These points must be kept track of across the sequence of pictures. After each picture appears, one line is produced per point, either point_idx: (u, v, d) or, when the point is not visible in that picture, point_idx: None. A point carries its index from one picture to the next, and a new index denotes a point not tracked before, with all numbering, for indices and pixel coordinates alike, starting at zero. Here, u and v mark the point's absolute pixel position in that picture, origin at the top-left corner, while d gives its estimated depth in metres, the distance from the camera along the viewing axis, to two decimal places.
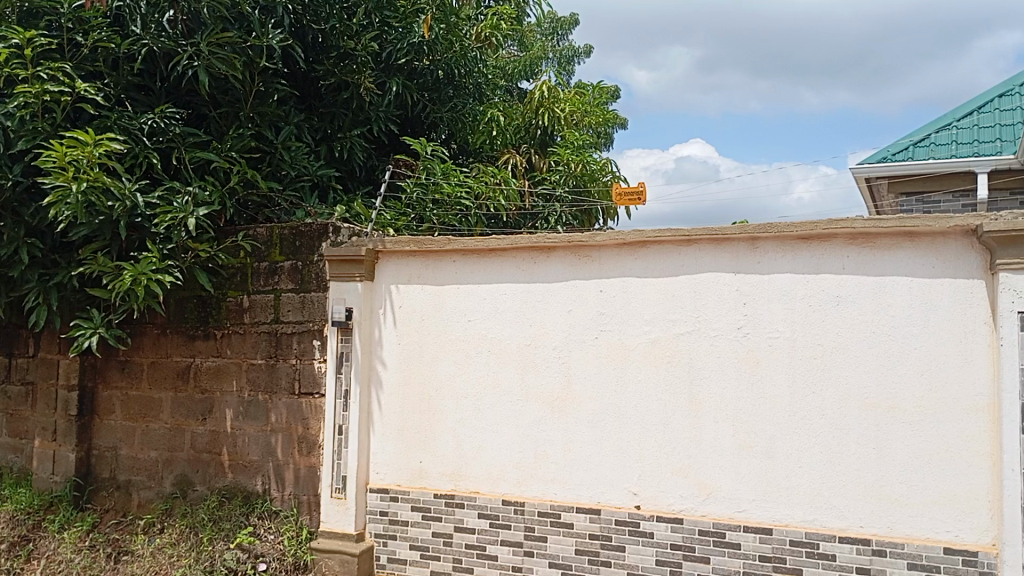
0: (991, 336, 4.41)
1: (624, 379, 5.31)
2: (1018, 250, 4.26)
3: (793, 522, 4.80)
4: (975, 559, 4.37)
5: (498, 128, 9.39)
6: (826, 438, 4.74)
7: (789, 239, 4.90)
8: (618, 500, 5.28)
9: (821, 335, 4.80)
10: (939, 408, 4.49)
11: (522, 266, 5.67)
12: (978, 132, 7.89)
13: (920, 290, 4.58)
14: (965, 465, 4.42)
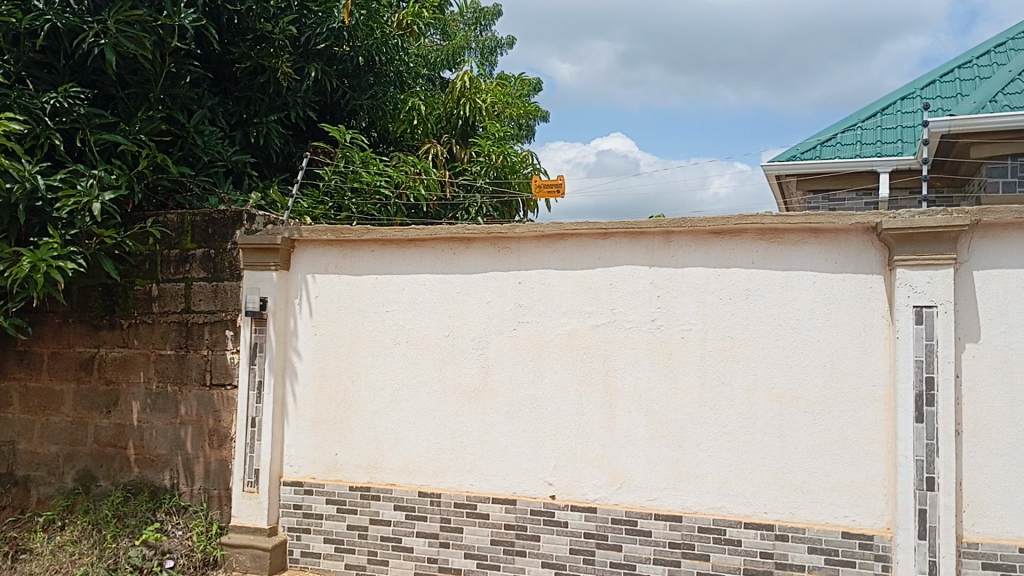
0: (888, 329, 4.61)
1: (541, 369, 5.36)
2: (913, 247, 4.46)
3: (702, 509, 4.94)
4: (871, 543, 4.57)
5: (419, 117, 9.24)
6: (734, 428, 4.89)
7: (701, 233, 5.01)
8: (533, 490, 5.33)
9: (730, 327, 4.93)
10: (839, 397, 4.69)
11: (441, 257, 5.66)
12: (881, 133, 8.22)
13: (824, 285, 4.76)
14: (863, 453, 4.63)
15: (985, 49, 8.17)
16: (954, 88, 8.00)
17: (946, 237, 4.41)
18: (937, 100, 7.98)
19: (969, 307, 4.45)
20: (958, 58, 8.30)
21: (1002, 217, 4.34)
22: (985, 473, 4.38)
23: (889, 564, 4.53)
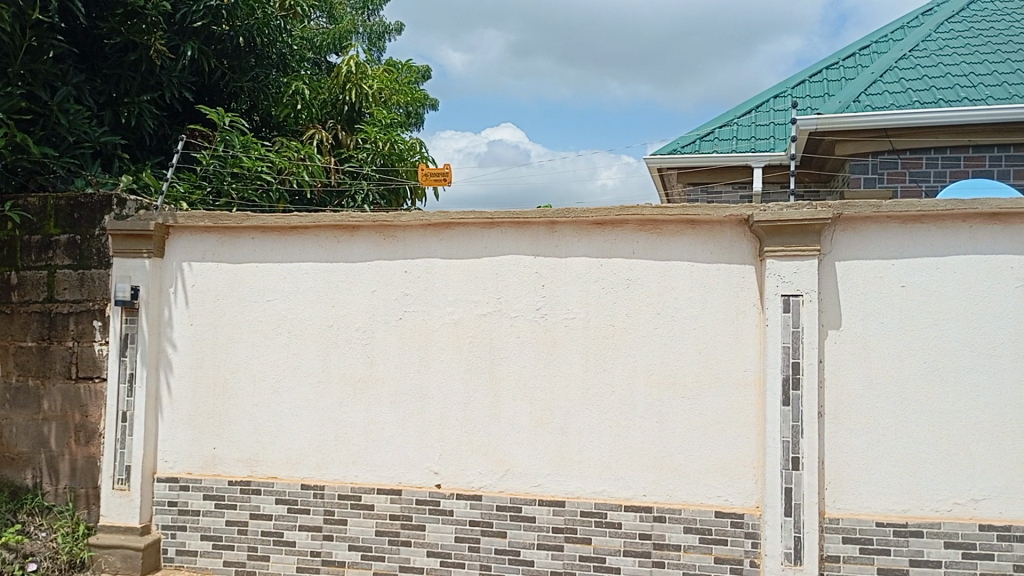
0: (759, 317, 4.83)
1: (426, 358, 5.34)
2: (782, 239, 4.68)
3: (584, 493, 5.04)
4: (742, 521, 4.79)
5: (303, 101, 9.09)
6: (615, 414, 5.01)
7: (585, 223, 5.10)
8: (419, 479, 5.31)
9: (612, 316, 5.05)
10: (713, 382, 4.88)
11: (325, 245, 5.54)
12: (756, 129, 8.57)
13: (701, 274, 4.93)
14: (736, 436, 4.84)
15: (850, 52, 8.63)
16: (822, 87, 8.40)
17: (812, 230, 4.64)
18: (807, 98, 8.36)
19: (833, 295, 4.71)
20: (826, 60, 8.74)
21: (862, 211, 4.61)
22: (846, 452, 4.66)
23: (757, 541, 4.76)
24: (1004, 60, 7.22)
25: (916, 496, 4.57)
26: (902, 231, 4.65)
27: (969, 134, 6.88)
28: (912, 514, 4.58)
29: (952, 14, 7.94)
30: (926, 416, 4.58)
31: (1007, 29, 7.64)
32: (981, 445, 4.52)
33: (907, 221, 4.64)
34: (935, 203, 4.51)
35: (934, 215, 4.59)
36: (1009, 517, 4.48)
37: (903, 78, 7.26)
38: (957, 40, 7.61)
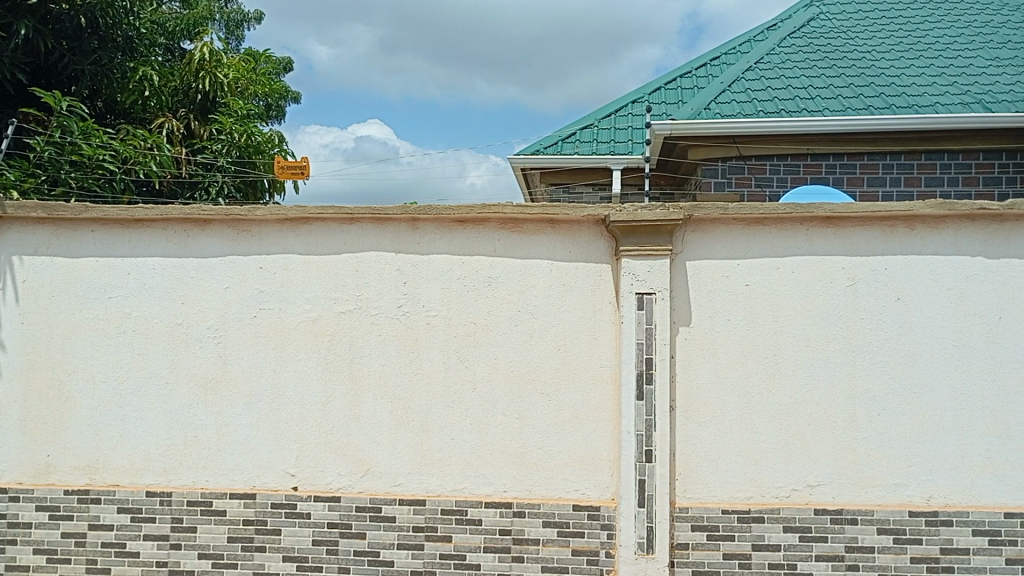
0: (614, 314, 4.96)
1: (283, 357, 5.17)
2: (637, 239, 4.84)
3: (444, 491, 5.02)
4: (598, 513, 4.91)
5: (152, 88, 8.65)
6: (476, 411, 5.03)
7: (446, 221, 5.08)
8: (274, 482, 5.14)
9: (473, 313, 5.05)
10: (571, 377, 4.98)
11: (174, 240, 5.27)
12: (615, 132, 8.83)
13: (560, 272, 5.01)
14: (593, 430, 4.95)
15: (703, 61, 9.02)
16: (677, 94, 8.73)
17: (664, 230, 4.82)
18: (662, 104, 8.68)
19: (683, 293, 4.90)
20: (681, 68, 9.09)
21: (710, 213, 4.82)
22: (695, 444, 4.87)
23: (613, 532, 4.89)
24: (840, 75, 7.73)
25: (758, 484, 4.83)
26: (746, 233, 4.89)
27: (808, 142, 7.36)
28: (754, 501, 4.83)
29: (794, 29, 8.43)
30: (767, 408, 4.84)
31: (843, 45, 8.18)
32: (816, 434, 4.82)
33: (751, 224, 4.88)
34: (776, 207, 4.77)
35: (775, 218, 4.85)
36: (841, 501, 4.79)
37: (750, 88, 7.66)
38: (799, 54, 8.09)
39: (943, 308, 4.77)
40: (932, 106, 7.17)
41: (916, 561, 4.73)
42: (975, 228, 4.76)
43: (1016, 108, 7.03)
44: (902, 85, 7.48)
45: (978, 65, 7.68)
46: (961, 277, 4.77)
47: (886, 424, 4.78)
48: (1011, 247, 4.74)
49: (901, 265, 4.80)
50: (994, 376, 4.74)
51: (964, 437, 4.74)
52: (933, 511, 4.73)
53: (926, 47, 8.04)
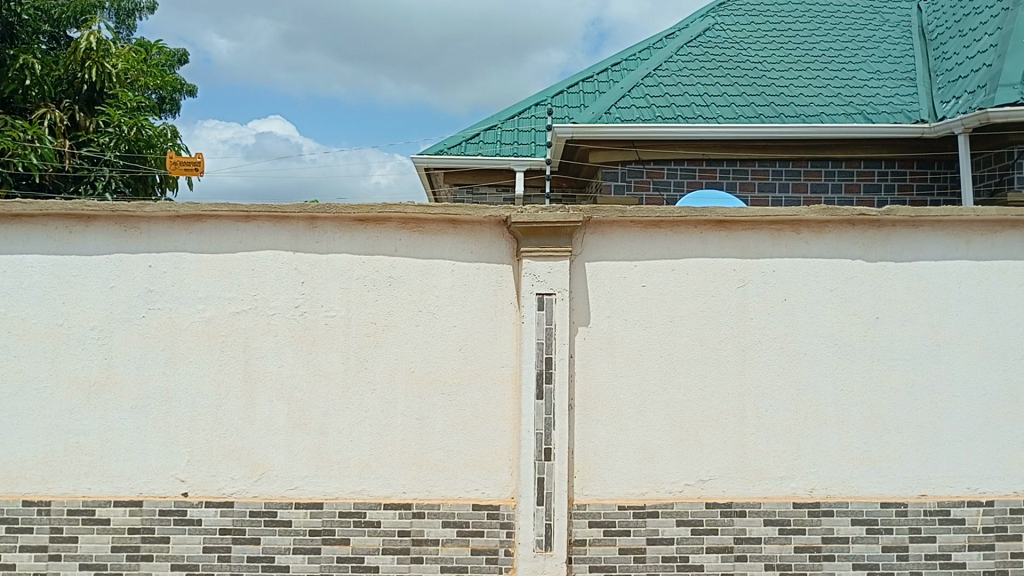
0: (515, 314, 5.00)
1: (174, 358, 4.98)
2: (537, 240, 4.89)
3: (342, 494, 4.95)
4: (497, 512, 4.93)
5: (33, 77, 8.14)
6: (376, 412, 4.97)
7: (346, 220, 5.00)
8: (163, 488, 4.95)
9: (373, 313, 5.00)
10: (471, 377, 4.98)
11: (55, 235, 5.00)
12: (519, 134, 8.89)
13: (461, 272, 5.01)
14: (493, 430, 4.97)
15: (604, 66, 9.19)
16: (579, 98, 8.86)
17: (564, 232, 4.88)
18: (565, 108, 8.80)
19: (582, 294, 4.98)
20: (584, 72, 9.23)
21: (609, 215, 4.90)
22: (593, 442, 4.95)
23: (512, 531, 4.92)
24: (733, 84, 8.00)
25: (652, 480, 4.95)
26: (643, 235, 5.00)
27: (703, 148, 7.60)
28: (649, 496, 4.95)
29: (691, 38, 8.69)
30: (661, 405, 4.97)
31: (737, 55, 8.48)
32: (708, 430, 4.97)
33: (648, 226, 4.99)
34: (672, 210, 4.90)
35: (670, 221, 4.98)
36: (730, 495, 4.96)
37: (649, 94, 7.84)
38: (695, 62, 8.34)
39: (826, 308, 5.00)
40: (818, 116, 7.51)
41: (799, 551, 4.95)
42: (855, 232, 5.01)
43: (895, 120, 7.43)
44: (790, 95, 7.80)
45: (860, 78, 8.09)
46: (842, 279, 5.01)
47: (773, 420, 4.98)
48: (887, 251, 5.01)
49: (788, 267, 5.01)
50: (872, 373, 5.00)
51: (844, 431, 4.99)
52: (816, 502, 4.95)
53: (813, 59, 8.41)
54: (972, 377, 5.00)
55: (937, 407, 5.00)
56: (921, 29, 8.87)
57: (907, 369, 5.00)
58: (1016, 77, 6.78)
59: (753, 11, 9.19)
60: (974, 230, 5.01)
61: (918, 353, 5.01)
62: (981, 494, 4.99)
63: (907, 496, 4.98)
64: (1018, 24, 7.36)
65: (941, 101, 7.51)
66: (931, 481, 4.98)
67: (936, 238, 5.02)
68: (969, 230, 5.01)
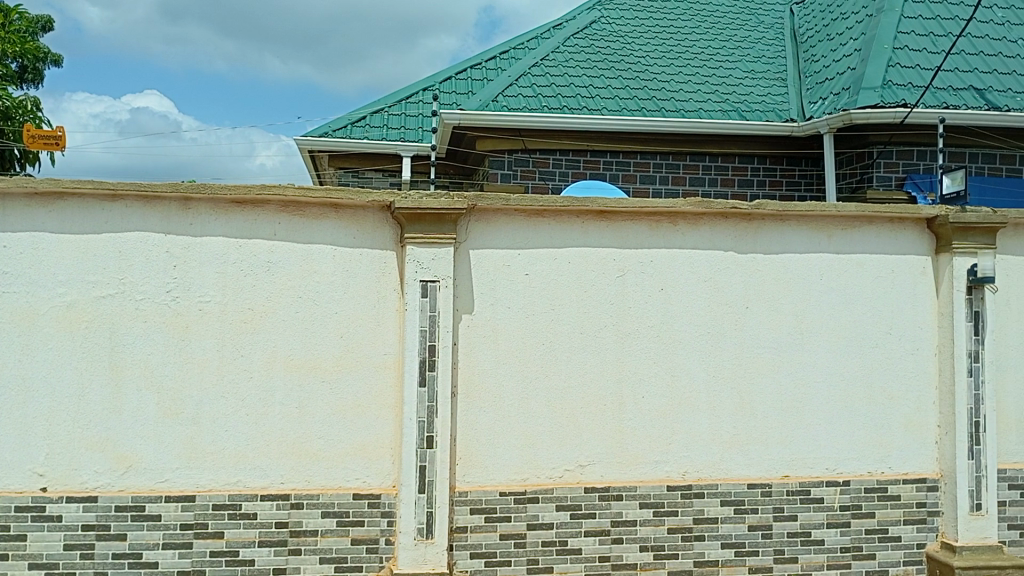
0: (398, 301, 4.95)
1: (31, 345, 4.68)
2: (421, 226, 4.85)
3: (216, 486, 4.79)
4: (378, 501, 4.88)
5: None
6: (253, 400, 4.83)
7: (222, 201, 4.82)
8: (18, 484, 4.66)
9: (250, 299, 4.84)
10: (352, 365, 4.91)
11: None
12: (406, 119, 8.80)
13: (343, 258, 4.92)
14: (374, 418, 4.92)
15: (492, 54, 9.19)
16: (467, 84, 8.84)
17: (448, 219, 4.87)
18: (453, 94, 8.76)
19: (466, 282, 4.98)
20: (472, 59, 9.21)
21: (493, 203, 4.92)
22: (475, 429, 4.97)
23: (393, 520, 4.88)
24: (618, 77, 8.16)
25: (533, 466, 5.02)
26: (527, 223, 5.04)
27: (588, 139, 7.73)
28: (529, 482, 5.01)
29: (578, 30, 8.80)
30: (542, 392, 5.03)
31: (621, 49, 8.64)
32: (588, 417, 5.08)
33: (532, 215, 5.04)
34: (555, 200, 4.96)
35: (554, 211, 5.04)
36: (608, 479, 5.09)
37: (536, 84, 7.90)
38: (581, 54, 8.45)
39: (700, 298, 5.19)
40: (696, 111, 7.75)
41: (672, 532, 5.13)
42: (728, 225, 5.22)
43: (767, 118, 7.75)
44: (671, 91, 8.02)
45: (736, 76, 8.39)
46: (715, 269, 5.20)
47: (649, 406, 5.13)
48: (757, 243, 5.24)
49: (665, 258, 5.16)
50: (742, 360, 5.23)
51: (715, 416, 5.19)
52: (688, 485, 5.14)
53: (693, 56, 8.67)
54: (832, 364, 5.30)
55: (800, 393, 5.27)
56: (794, 32, 9.29)
57: (773, 357, 5.25)
58: (877, 81, 7.21)
59: (637, 7, 9.39)
60: (835, 225, 5.31)
61: (784, 341, 5.26)
62: (839, 474, 5.29)
63: (771, 477, 5.23)
64: (880, 31, 7.82)
65: (810, 101, 7.89)
66: (794, 462, 5.26)
67: (801, 231, 5.29)
68: (831, 225, 5.31)
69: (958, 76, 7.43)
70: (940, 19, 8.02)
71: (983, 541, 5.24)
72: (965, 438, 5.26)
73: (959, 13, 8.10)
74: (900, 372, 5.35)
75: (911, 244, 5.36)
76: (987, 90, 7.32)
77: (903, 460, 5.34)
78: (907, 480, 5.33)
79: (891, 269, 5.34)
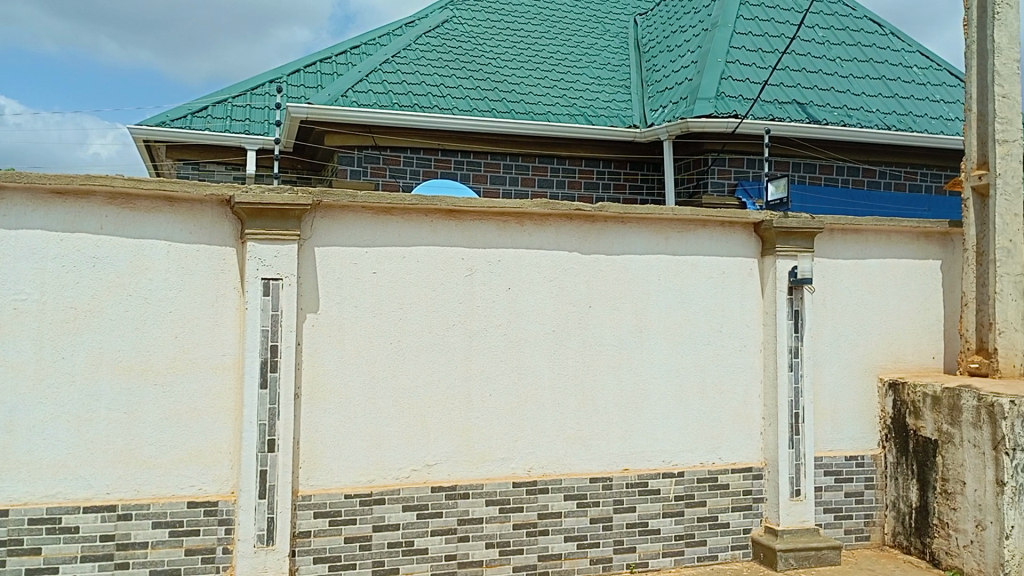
0: (238, 300, 4.76)
1: None
2: (263, 222, 4.69)
3: (32, 499, 4.43)
4: (215, 509, 4.66)
5: None
6: (75, 405, 4.51)
7: (42, 192, 4.47)
8: None
9: (73, 297, 4.51)
10: (187, 367, 4.68)
11: None
12: (250, 111, 8.50)
13: (177, 254, 4.68)
14: (211, 422, 4.71)
15: (342, 49, 9.02)
16: (315, 78, 8.64)
17: (291, 215, 4.73)
18: (300, 87, 8.53)
19: (310, 280, 4.86)
20: (321, 52, 9.01)
21: (339, 199, 4.82)
22: (319, 430, 4.86)
23: (231, 527, 4.68)
24: (468, 77, 8.21)
25: (379, 466, 4.96)
26: (373, 220, 4.97)
27: (438, 138, 7.73)
28: (375, 483, 4.95)
29: (429, 28, 8.78)
30: (388, 392, 4.98)
31: (473, 50, 8.70)
32: (435, 416, 5.07)
33: (379, 212, 4.97)
34: (403, 197, 4.92)
35: (401, 209, 5.00)
36: (455, 477, 5.10)
37: (386, 81, 7.83)
38: (432, 53, 8.44)
39: (545, 298, 5.30)
40: (544, 114, 7.91)
41: (518, 528, 5.20)
42: (572, 226, 5.36)
43: (612, 123, 8.01)
44: (520, 93, 8.14)
45: (583, 81, 8.63)
46: (561, 269, 5.33)
47: (494, 403, 5.19)
48: (600, 244, 5.41)
49: (511, 257, 5.23)
50: (584, 357, 5.38)
51: (559, 413, 5.32)
52: (533, 481, 5.24)
53: (542, 59, 8.84)
54: (668, 361, 5.55)
55: (639, 388, 5.48)
56: (637, 42, 9.66)
57: (615, 354, 5.44)
58: (711, 92, 7.62)
59: (489, 9, 9.48)
60: (672, 228, 5.56)
61: (624, 339, 5.46)
62: (674, 466, 5.55)
63: (612, 471, 5.41)
64: (715, 45, 8.27)
65: (651, 109, 8.22)
66: (632, 455, 5.47)
67: (640, 233, 5.50)
68: (668, 228, 5.55)
69: (784, 91, 7.96)
70: (768, 36, 8.58)
71: (802, 524, 5.63)
72: (786, 429, 5.64)
73: (784, 31, 8.69)
74: (730, 368, 5.67)
75: (740, 247, 5.70)
76: (808, 105, 7.88)
77: (732, 450, 5.67)
78: (735, 470, 5.65)
79: (722, 270, 5.66)
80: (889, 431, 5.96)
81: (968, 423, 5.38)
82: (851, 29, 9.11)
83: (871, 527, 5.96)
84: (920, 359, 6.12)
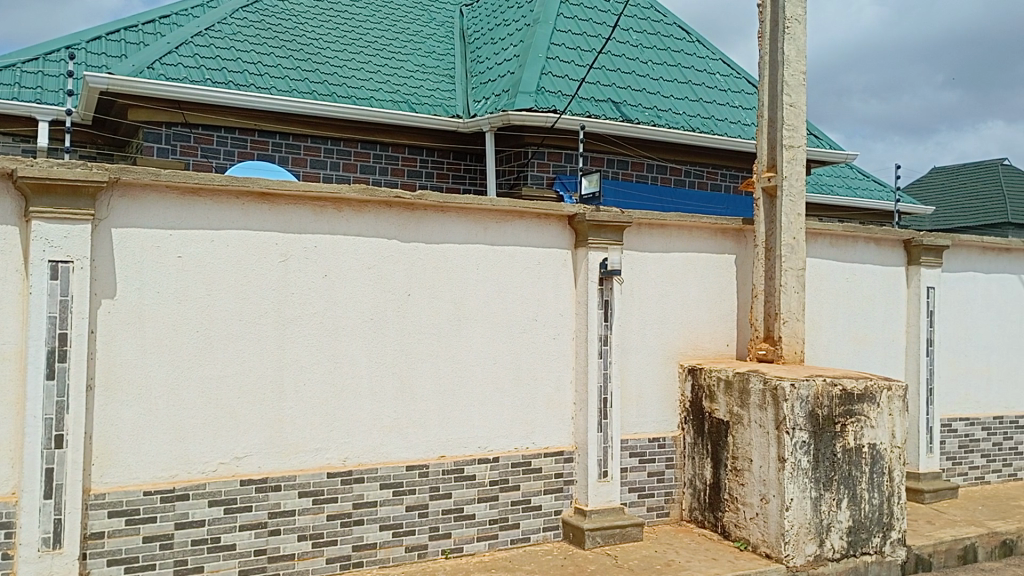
0: (21, 284, 4.35)
1: None
2: (50, 199, 4.31)
3: None
4: None
5: None
6: None
7: None
8: None
9: None
10: None
11: None
12: (44, 80, 7.83)
13: None
14: None
15: (150, 18, 8.47)
16: (120, 47, 8.06)
17: (84, 193, 4.38)
18: (102, 56, 7.93)
19: (105, 264, 4.53)
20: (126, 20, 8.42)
21: (140, 177, 4.52)
22: (115, 425, 4.55)
23: (12, 531, 4.28)
24: (287, 56, 7.94)
25: (183, 461, 4.72)
26: (178, 202, 4.71)
27: (255, 118, 7.42)
28: (179, 479, 4.70)
29: (246, 3, 8.42)
30: (192, 382, 4.74)
31: (292, 28, 8.42)
32: (245, 408, 4.88)
33: (184, 193, 4.71)
34: (211, 177, 4.67)
35: (210, 190, 4.76)
36: (266, 470, 4.94)
37: (198, 55, 7.44)
38: (249, 29, 8.10)
39: (362, 285, 5.22)
40: (367, 99, 7.79)
41: (331, 519, 5.11)
42: (392, 213, 5.32)
43: (435, 112, 8.02)
44: (342, 76, 7.98)
45: (408, 68, 8.57)
46: (379, 258, 5.27)
47: (308, 393, 5.06)
48: (419, 232, 5.41)
49: (328, 243, 5.11)
50: (402, 346, 5.36)
51: (376, 401, 5.28)
52: (348, 471, 5.16)
53: (366, 43, 8.70)
54: (485, 349, 5.64)
55: (455, 376, 5.53)
56: (462, 32, 9.71)
57: (432, 342, 5.46)
58: (531, 87, 7.81)
59: None
60: (490, 218, 5.65)
61: (442, 327, 5.49)
62: (489, 451, 5.65)
63: (428, 459, 5.44)
64: (536, 41, 8.47)
65: (474, 99, 8.30)
66: (449, 443, 5.52)
67: (459, 222, 5.55)
68: (487, 218, 5.63)
69: (600, 89, 8.28)
70: (587, 36, 8.89)
71: (608, 504, 5.89)
72: (595, 414, 5.87)
73: (602, 32, 9.04)
74: (544, 356, 5.84)
75: (554, 239, 5.87)
76: (621, 103, 8.24)
77: (545, 436, 5.85)
78: (547, 454, 5.84)
79: (538, 261, 5.81)
80: (688, 413, 6.37)
81: (755, 405, 5.83)
82: (662, 34, 9.61)
83: (671, 503, 6.36)
84: (716, 346, 6.57)
